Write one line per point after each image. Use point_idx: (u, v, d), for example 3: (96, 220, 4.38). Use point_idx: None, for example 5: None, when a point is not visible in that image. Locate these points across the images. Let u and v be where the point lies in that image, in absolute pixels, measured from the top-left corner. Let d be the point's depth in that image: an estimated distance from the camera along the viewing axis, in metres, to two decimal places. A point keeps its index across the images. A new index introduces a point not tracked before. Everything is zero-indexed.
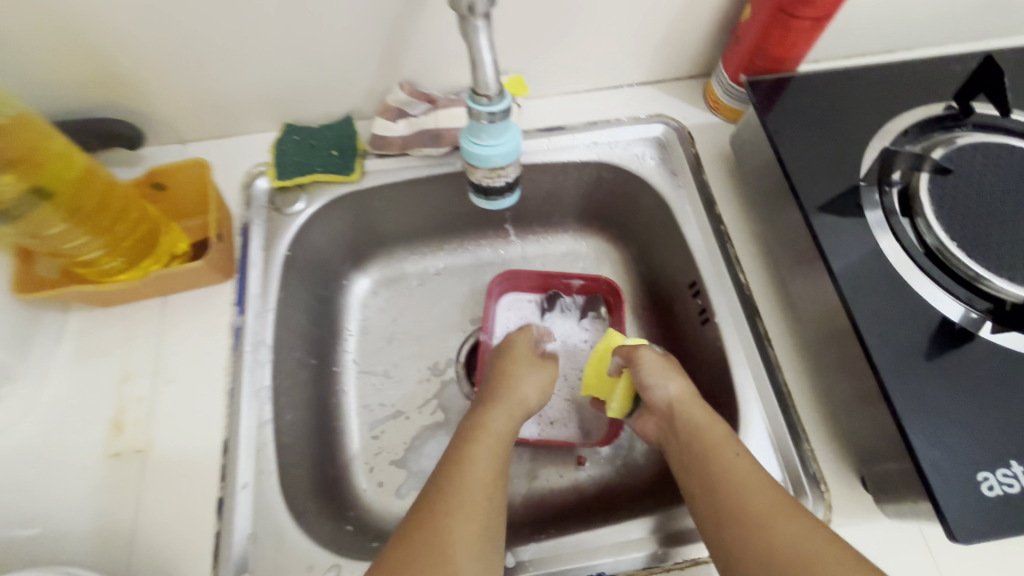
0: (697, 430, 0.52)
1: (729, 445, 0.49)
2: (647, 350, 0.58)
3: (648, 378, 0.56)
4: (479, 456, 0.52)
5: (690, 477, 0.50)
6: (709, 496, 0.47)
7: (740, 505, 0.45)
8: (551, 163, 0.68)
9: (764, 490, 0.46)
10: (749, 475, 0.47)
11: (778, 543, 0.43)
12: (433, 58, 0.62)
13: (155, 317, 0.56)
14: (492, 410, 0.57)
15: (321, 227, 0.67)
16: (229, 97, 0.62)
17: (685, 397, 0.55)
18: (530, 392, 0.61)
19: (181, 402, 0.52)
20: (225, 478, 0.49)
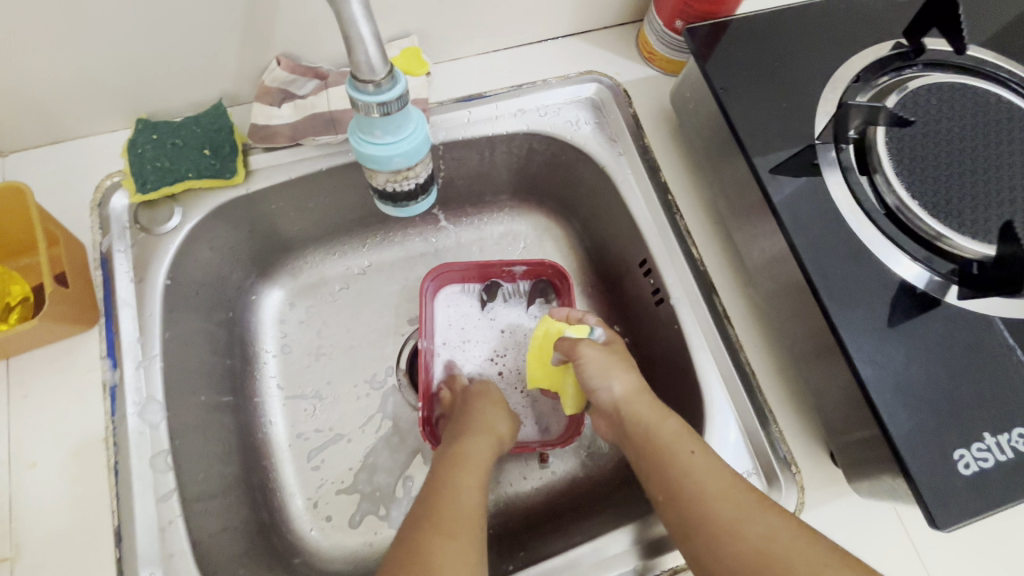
0: (650, 427, 0.47)
1: (684, 439, 0.45)
2: (588, 345, 0.54)
3: (591, 378, 0.52)
4: (460, 491, 0.48)
5: (649, 483, 0.45)
6: (672, 504, 0.43)
7: (703, 511, 0.41)
8: (476, 139, 0.59)
9: (726, 487, 0.41)
10: (710, 471, 0.43)
11: (747, 545, 0.39)
12: (314, 24, 0.50)
13: (0, 386, 0.45)
14: (464, 439, 0.53)
15: (208, 242, 0.55)
16: (51, 93, 0.48)
17: (632, 393, 0.50)
18: (498, 418, 0.56)
19: (52, 489, 0.42)
20: (122, 574, 0.41)
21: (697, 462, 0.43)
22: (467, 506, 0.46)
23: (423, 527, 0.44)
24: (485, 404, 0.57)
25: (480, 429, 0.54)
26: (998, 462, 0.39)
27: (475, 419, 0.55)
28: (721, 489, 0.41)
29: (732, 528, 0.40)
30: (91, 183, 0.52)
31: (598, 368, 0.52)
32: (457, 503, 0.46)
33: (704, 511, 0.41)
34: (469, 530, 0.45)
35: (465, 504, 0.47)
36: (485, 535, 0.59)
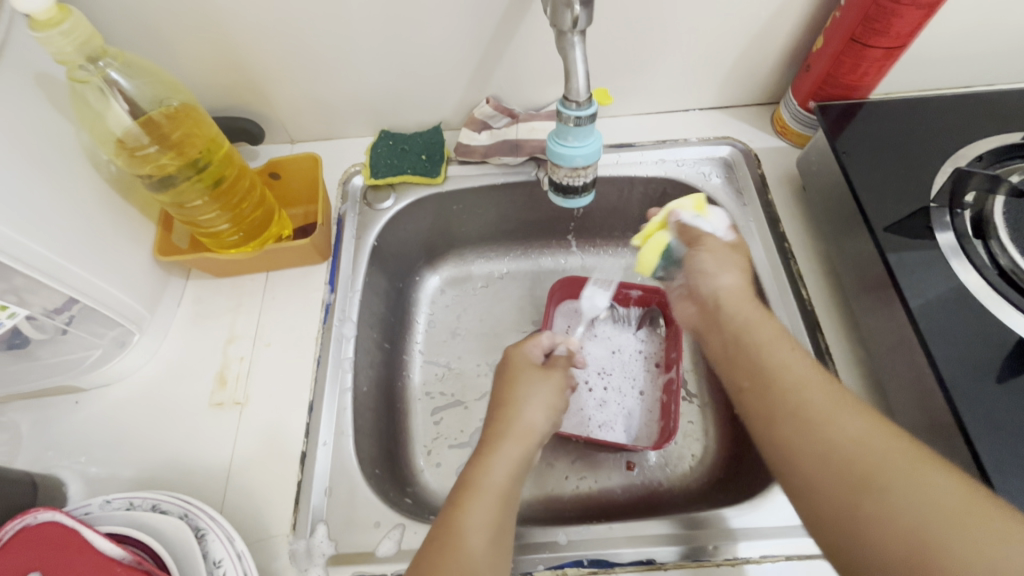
0: (747, 325, 0.49)
1: (779, 341, 0.47)
2: (712, 238, 0.56)
3: (706, 264, 0.54)
4: (499, 464, 0.50)
5: (736, 372, 0.48)
6: (757, 392, 0.45)
7: (795, 399, 0.42)
8: (620, 177, 0.72)
9: (821, 389, 0.42)
10: (802, 369, 0.44)
11: (837, 439, 0.39)
12: (520, 76, 0.68)
13: (260, 289, 0.64)
14: (494, 451, 0.51)
15: (405, 223, 0.73)
16: (336, 105, 0.70)
17: (738, 287, 0.53)
18: (538, 411, 0.56)
19: (275, 366, 0.59)
20: (308, 435, 0.55)
21: (792, 359, 0.45)
22: (501, 482, 0.48)
23: (460, 488, 0.48)
24: (530, 395, 0.57)
25: (519, 429, 0.53)
26: None
27: (514, 408, 0.55)
28: (814, 388, 0.43)
29: (823, 422, 0.40)
30: (341, 169, 0.73)
31: (718, 258, 0.54)
32: (495, 475, 0.49)
33: (793, 406, 0.42)
34: (496, 502, 0.47)
35: (489, 506, 0.46)
36: (566, 516, 0.65)
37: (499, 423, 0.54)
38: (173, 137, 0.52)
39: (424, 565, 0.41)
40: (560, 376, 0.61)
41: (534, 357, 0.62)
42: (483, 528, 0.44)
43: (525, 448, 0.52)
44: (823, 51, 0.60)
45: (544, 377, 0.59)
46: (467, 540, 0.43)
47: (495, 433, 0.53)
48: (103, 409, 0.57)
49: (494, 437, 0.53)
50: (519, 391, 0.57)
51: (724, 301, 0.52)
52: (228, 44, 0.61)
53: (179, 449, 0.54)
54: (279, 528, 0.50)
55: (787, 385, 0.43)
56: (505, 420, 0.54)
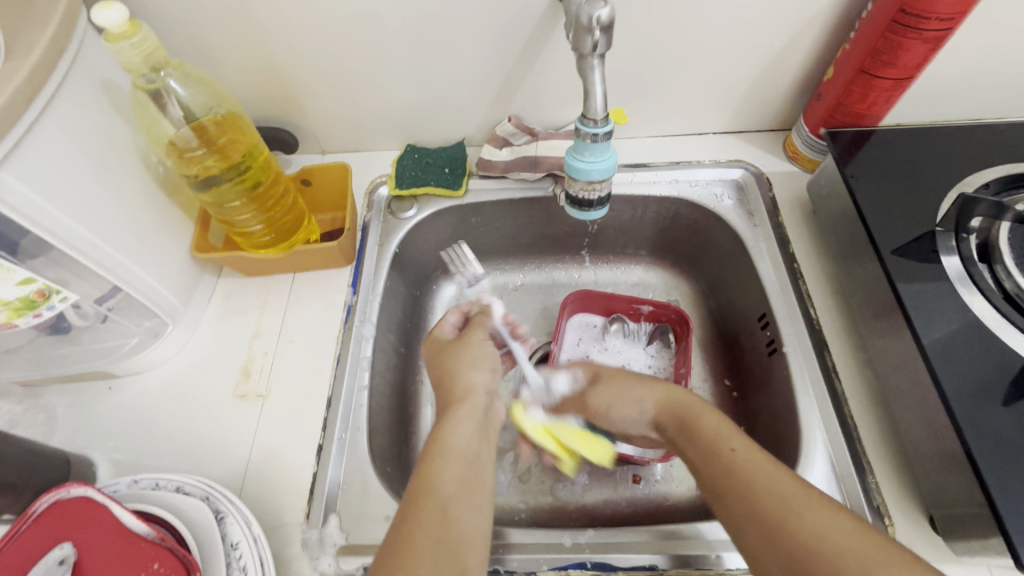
0: (692, 423, 0.52)
1: (732, 436, 0.49)
2: (594, 393, 0.62)
3: (620, 411, 0.59)
4: (454, 425, 0.52)
5: (698, 478, 0.49)
6: (721, 499, 0.46)
7: (754, 504, 0.43)
8: (634, 195, 0.75)
9: (769, 482, 0.44)
10: (755, 464, 0.46)
11: (797, 538, 0.40)
12: (541, 97, 0.72)
13: (286, 289, 0.67)
14: (450, 416, 0.53)
15: (427, 232, 0.76)
16: (367, 119, 0.75)
17: (659, 403, 0.57)
18: (479, 375, 0.58)
19: (298, 361, 0.61)
20: (325, 428, 0.57)
21: (737, 457, 0.47)
22: (464, 442, 0.51)
23: (426, 454, 0.50)
24: (461, 363, 0.59)
25: (461, 394, 0.56)
26: None
27: (453, 377, 0.57)
28: (769, 483, 0.44)
29: (783, 517, 0.41)
30: (368, 179, 0.77)
31: (624, 399, 0.59)
32: (456, 432, 0.52)
33: (752, 510, 0.43)
34: (464, 457, 0.50)
35: (451, 470, 0.48)
36: (572, 525, 0.66)
37: (448, 389, 0.56)
38: (219, 141, 0.56)
39: (412, 502, 0.45)
40: (478, 333, 0.63)
41: (449, 333, 0.64)
42: (454, 482, 0.47)
43: (472, 409, 0.54)
44: (833, 80, 0.63)
45: (466, 342, 0.61)
46: (439, 488, 0.46)
47: (446, 403, 0.55)
48: (136, 395, 0.60)
49: (447, 406, 0.55)
50: (453, 362, 0.59)
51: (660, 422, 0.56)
52: (271, 61, 0.66)
53: (202, 436, 0.57)
54: (294, 516, 0.52)
55: (743, 484, 0.45)
56: (448, 389, 0.57)
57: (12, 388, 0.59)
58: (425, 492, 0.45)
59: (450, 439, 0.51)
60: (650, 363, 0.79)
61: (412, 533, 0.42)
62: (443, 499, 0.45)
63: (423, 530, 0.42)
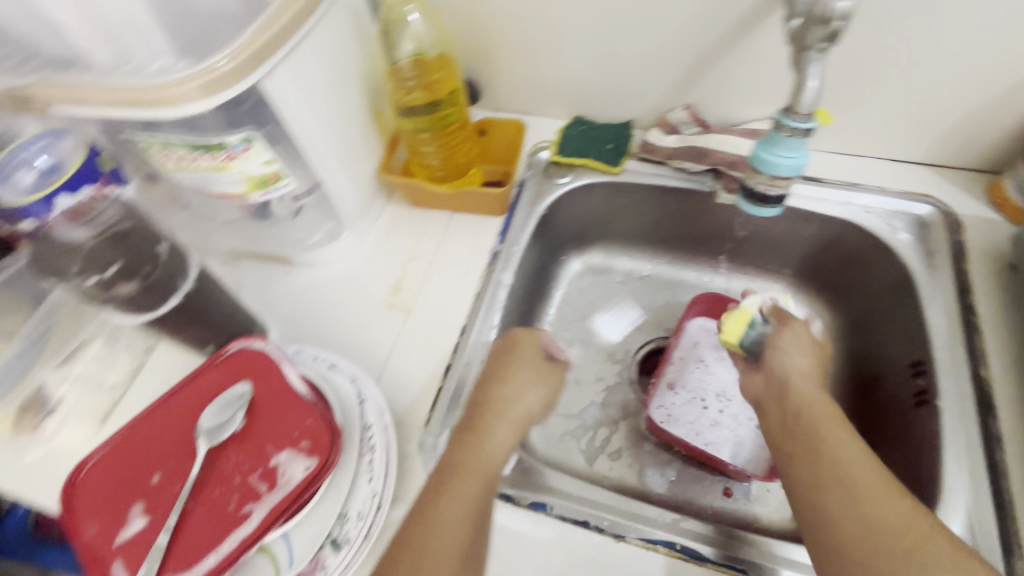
0: (802, 404, 0.55)
1: (837, 422, 0.52)
2: (800, 326, 0.61)
3: (782, 346, 0.60)
4: (492, 437, 0.53)
5: (789, 444, 0.53)
6: (808, 461, 0.50)
7: (848, 475, 0.48)
8: (797, 209, 0.71)
9: (873, 470, 0.48)
10: (852, 453, 0.49)
11: (879, 520, 0.45)
12: (725, 90, 0.71)
13: (442, 224, 0.73)
14: (488, 422, 0.54)
15: (574, 202, 0.78)
16: (546, 86, 0.78)
17: (810, 368, 0.58)
18: (530, 401, 0.57)
19: (441, 288, 0.67)
20: (455, 353, 0.62)
21: (847, 438, 0.51)
22: (494, 457, 0.51)
23: (461, 440, 0.52)
24: (521, 381, 0.57)
25: (507, 415, 0.55)
26: None
27: (503, 395, 0.56)
28: (861, 471, 0.48)
29: (863, 497, 0.47)
30: (531, 141, 0.81)
31: (790, 345, 0.59)
32: (491, 442, 0.52)
33: (846, 501, 0.47)
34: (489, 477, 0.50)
35: (468, 490, 0.48)
36: None
37: (495, 399, 0.56)
38: (433, 77, 0.64)
39: (444, 489, 0.48)
40: (553, 379, 0.60)
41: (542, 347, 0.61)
42: (477, 475, 0.49)
43: (514, 428, 0.54)
44: None
45: (544, 378, 0.59)
46: (490, 458, 0.51)
47: (483, 413, 0.54)
48: (307, 284, 0.70)
49: (488, 412, 0.55)
50: (513, 375, 0.57)
51: (792, 388, 0.56)
52: (479, 15, 0.71)
53: (353, 330, 0.65)
54: (416, 420, 0.58)
55: (844, 471, 0.48)
56: (499, 399, 0.56)
57: (218, 253, 0.71)
58: (450, 487, 0.48)
59: (484, 442, 0.52)
60: None
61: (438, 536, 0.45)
62: (472, 489, 0.48)
63: (444, 515, 0.46)
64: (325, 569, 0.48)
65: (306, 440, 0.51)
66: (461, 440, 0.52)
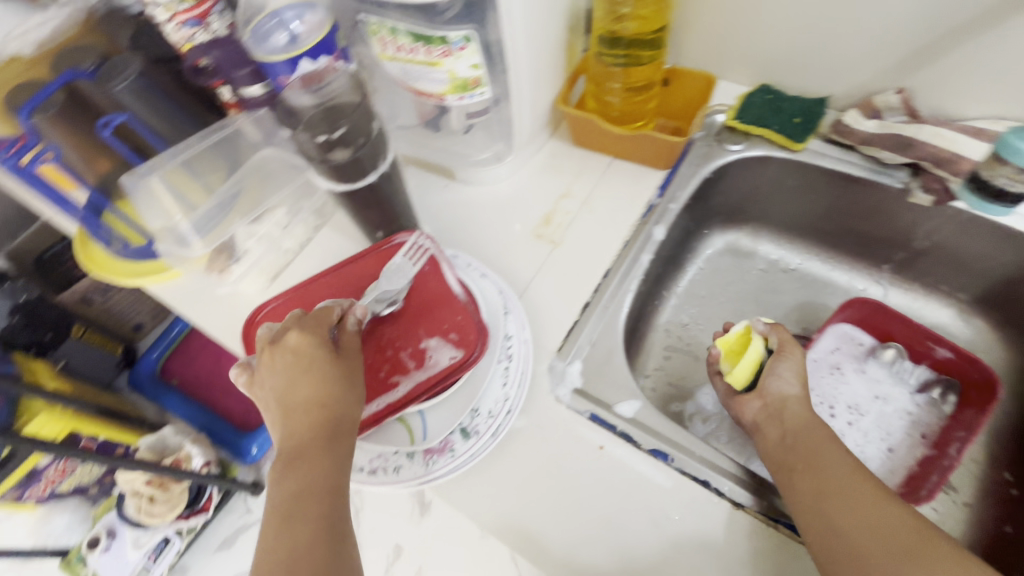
0: (803, 423, 0.54)
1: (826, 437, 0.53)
2: (794, 352, 0.59)
3: (783, 370, 0.58)
4: (298, 447, 0.45)
5: (789, 454, 0.52)
6: (810, 472, 0.50)
7: (844, 487, 0.48)
8: (1003, 227, 0.63)
9: (863, 482, 0.48)
10: (843, 464, 0.50)
11: (881, 521, 0.46)
12: (954, 78, 0.63)
13: (601, 168, 0.72)
14: (294, 434, 0.46)
15: (737, 173, 0.75)
16: (737, 48, 0.74)
17: (799, 403, 0.56)
18: (306, 388, 0.47)
19: (591, 229, 0.68)
20: (596, 293, 0.63)
21: (837, 452, 0.51)
22: (313, 481, 0.43)
23: (291, 461, 0.44)
24: (301, 377, 0.47)
25: (326, 418, 0.46)
26: None
27: (303, 394, 0.47)
28: (851, 478, 0.49)
29: (865, 506, 0.47)
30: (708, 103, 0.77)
31: (792, 369, 0.58)
32: (341, 404, 0.47)
33: (843, 500, 0.47)
34: (318, 498, 0.43)
35: (304, 511, 0.42)
36: None
37: (305, 400, 0.47)
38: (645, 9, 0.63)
39: (280, 525, 0.41)
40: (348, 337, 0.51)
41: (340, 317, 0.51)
42: (312, 502, 0.42)
43: (328, 433, 0.45)
44: None
45: (322, 359, 0.48)
46: (307, 498, 0.42)
47: (301, 420, 0.46)
48: (463, 199, 0.73)
49: (298, 418, 0.46)
50: (293, 400, 0.47)
51: (788, 408, 0.56)
52: None
53: (501, 250, 0.68)
54: (549, 345, 0.60)
55: (839, 484, 0.48)
56: (302, 408, 0.46)
57: None
58: (288, 514, 0.42)
59: (313, 466, 0.44)
60: (911, 410, 0.70)
61: (300, 505, 0.42)
62: (314, 518, 0.42)
63: (277, 571, 0.39)
64: (452, 453, 0.52)
65: (454, 333, 0.54)
66: (291, 395, 0.47)
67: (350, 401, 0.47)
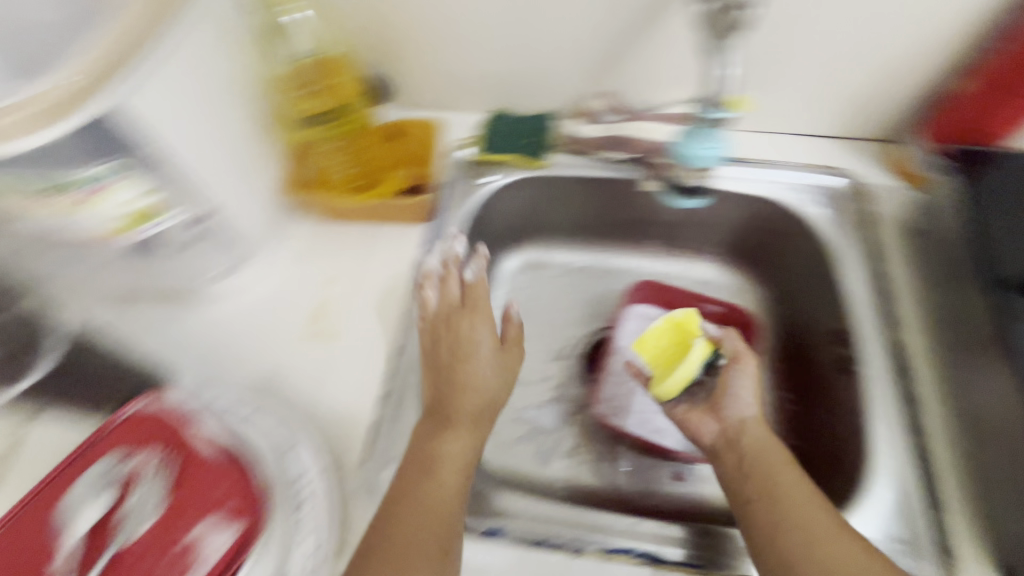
0: (762, 451, 0.53)
1: (788, 467, 0.52)
2: (746, 363, 0.61)
3: (747, 387, 0.59)
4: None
5: (747, 483, 0.52)
6: (767, 505, 0.50)
7: (800, 519, 0.48)
8: (723, 191, 0.71)
9: (825, 511, 0.48)
10: (803, 493, 0.50)
11: (819, 547, 0.46)
12: (640, 76, 0.70)
13: (360, 240, 0.67)
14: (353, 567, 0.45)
15: (500, 203, 0.76)
16: (455, 79, 0.73)
17: (750, 424, 0.56)
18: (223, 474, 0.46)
19: (367, 310, 0.63)
20: (391, 381, 0.58)
21: (802, 487, 0.50)
22: None
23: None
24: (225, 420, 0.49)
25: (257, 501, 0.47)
26: None
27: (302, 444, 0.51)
28: (801, 500, 0.49)
29: (806, 533, 0.47)
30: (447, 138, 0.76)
31: (754, 383, 0.59)
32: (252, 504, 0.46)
33: (795, 532, 0.47)
34: None
35: None
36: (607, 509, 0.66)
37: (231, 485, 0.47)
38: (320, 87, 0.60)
39: None
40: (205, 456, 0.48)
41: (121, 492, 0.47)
42: None
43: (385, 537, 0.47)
44: (971, 95, 0.60)
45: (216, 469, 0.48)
46: None
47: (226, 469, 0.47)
48: (211, 321, 0.62)
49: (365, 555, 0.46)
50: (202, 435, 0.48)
51: (745, 430, 0.56)
52: (377, 10, 0.65)
53: (273, 367, 0.59)
54: (352, 458, 0.54)
55: (801, 513, 0.48)
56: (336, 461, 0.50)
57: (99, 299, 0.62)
58: None
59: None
60: None
61: (422, 493, 0.49)
62: None
63: None
64: None
65: (230, 498, 0.46)
66: (441, 361, 0.58)
67: (496, 384, 0.59)
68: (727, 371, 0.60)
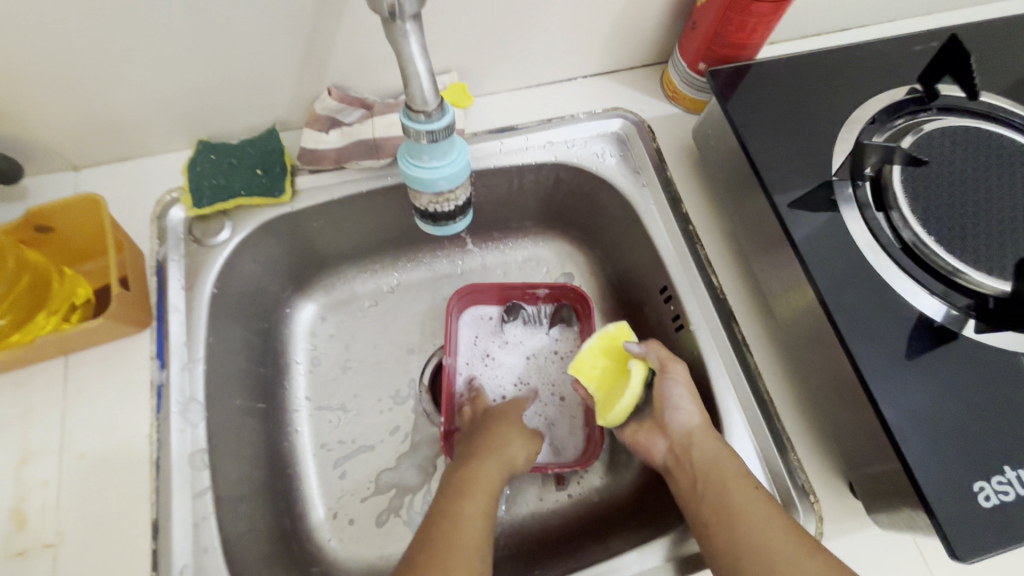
0: (713, 466, 0.48)
1: (742, 477, 0.47)
2: (674, 369, 0.53)
3: (675, 397, 0.52)
4: None
5: (702, 506, 0.47)
6: (725, 530, 0.44)
7: (762, 542, 0.43)
8: (505, 167, 0.62)
9: (784, 527, 0.43)
10: (761, 510, 0.45)
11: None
12: (362, 60, 0.55)
13: (57, 384, 0.49)
14: None
15: (253, 256, 0.59)
16: (123, 116, 0.54)
17: (697, 435, 0.50)
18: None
19: (95, 479, 0.46)
20: (156, 567, 0.44)
21: (758, 497, 0.45)
22: None
23: None
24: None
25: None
26: (1018, 495, 0.39)
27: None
28: (762, 521, 0.44)
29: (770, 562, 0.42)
30: (152, 197, 0.57)
31: (684, 389, 0.52)
32: None
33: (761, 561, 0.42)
34: None
35: None
36: (499, 554, 0.59)
37: None
38: None
39: None
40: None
41: None
42: None
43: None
44: (708, 6, 0.54)
45: None
46: None
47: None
48: None
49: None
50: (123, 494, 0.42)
51: (692, 446, 0.50)
52: None
53: None
54: None
55: (760, 535, 0.43)
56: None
57: None
58: None
59: None
60: (556, 348, 0.69)
61: (458, 509, 0.48)
62: None
63: None
64: None
65: None
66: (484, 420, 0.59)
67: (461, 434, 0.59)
68: (659, 385, 0.53)
